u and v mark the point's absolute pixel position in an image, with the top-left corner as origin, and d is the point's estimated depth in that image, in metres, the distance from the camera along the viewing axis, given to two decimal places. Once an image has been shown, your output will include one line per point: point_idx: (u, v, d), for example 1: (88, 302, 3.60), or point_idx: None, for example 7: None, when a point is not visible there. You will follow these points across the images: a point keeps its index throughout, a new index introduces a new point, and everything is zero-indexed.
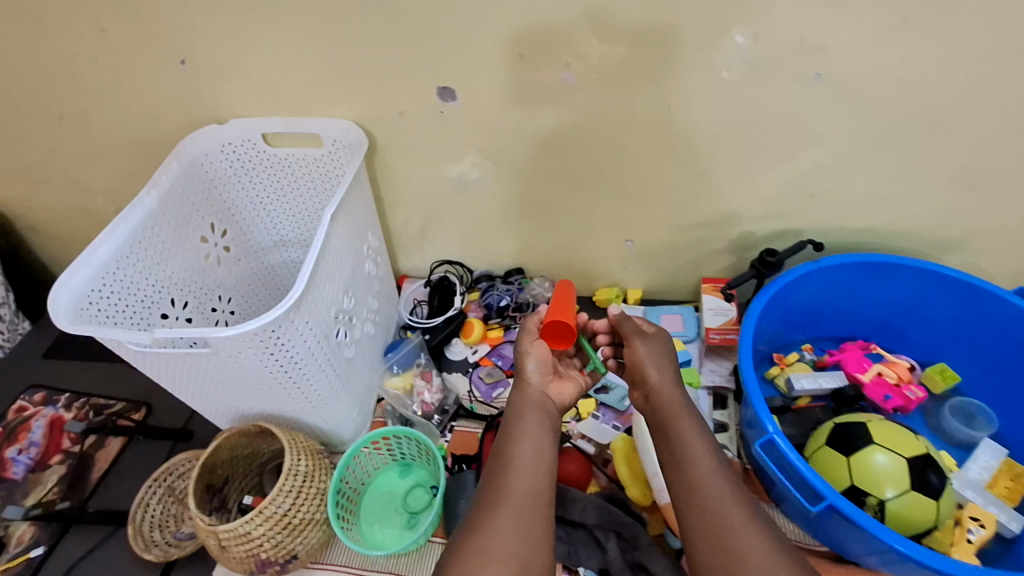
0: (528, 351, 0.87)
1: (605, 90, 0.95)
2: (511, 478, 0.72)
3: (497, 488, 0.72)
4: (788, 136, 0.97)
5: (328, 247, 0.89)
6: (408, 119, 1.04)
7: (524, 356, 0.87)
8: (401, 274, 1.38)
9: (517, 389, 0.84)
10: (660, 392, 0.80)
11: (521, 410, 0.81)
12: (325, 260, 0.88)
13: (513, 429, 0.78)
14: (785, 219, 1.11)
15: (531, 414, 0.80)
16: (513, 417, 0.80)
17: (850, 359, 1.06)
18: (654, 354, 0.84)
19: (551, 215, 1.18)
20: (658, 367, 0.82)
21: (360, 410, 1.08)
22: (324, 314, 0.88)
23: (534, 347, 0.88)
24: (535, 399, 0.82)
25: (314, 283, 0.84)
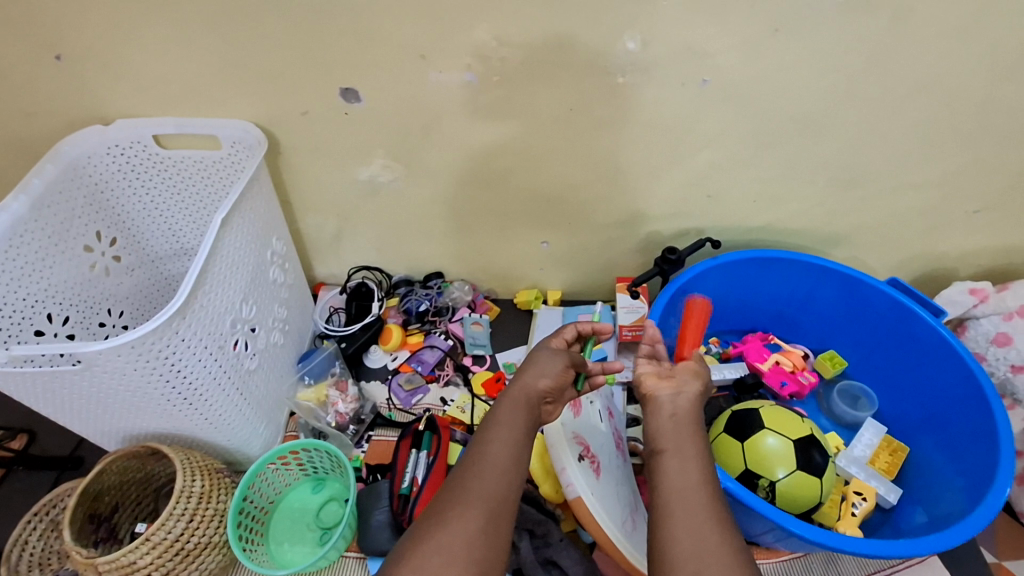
0: (548, 361, 0.78)
1: (510, 91, 0.96)
2: (475, 477, 0.65)
3: (455, 488, 0.65)
4: (684, 138, 1.02)
5: (222, 254, 0.84)
6: (312, 120, 1.01)
7: (537, 364, 0.78)
8: (318, 281, 1.33)
9: (515, 387, 0.75)
10: (677, 394, 0.71)
11: (508, 408, 0.72)
12: (219, 268, 0.83)
13: (492, 429, 0.70)
14: (687, 218, 1.16)
15: (520, 419, 0.71)
16: (495, 415, 0.72)
17: (750, 350, 1.13)
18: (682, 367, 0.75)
19: (467, 217, 1.18)
20: (682, 376, 0.73)
21: (269, 424, 1.04)
22: (220, 325, 0.84)
23: (551, 359, 0.78)
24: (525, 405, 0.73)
25: (205, 292, 0.80)
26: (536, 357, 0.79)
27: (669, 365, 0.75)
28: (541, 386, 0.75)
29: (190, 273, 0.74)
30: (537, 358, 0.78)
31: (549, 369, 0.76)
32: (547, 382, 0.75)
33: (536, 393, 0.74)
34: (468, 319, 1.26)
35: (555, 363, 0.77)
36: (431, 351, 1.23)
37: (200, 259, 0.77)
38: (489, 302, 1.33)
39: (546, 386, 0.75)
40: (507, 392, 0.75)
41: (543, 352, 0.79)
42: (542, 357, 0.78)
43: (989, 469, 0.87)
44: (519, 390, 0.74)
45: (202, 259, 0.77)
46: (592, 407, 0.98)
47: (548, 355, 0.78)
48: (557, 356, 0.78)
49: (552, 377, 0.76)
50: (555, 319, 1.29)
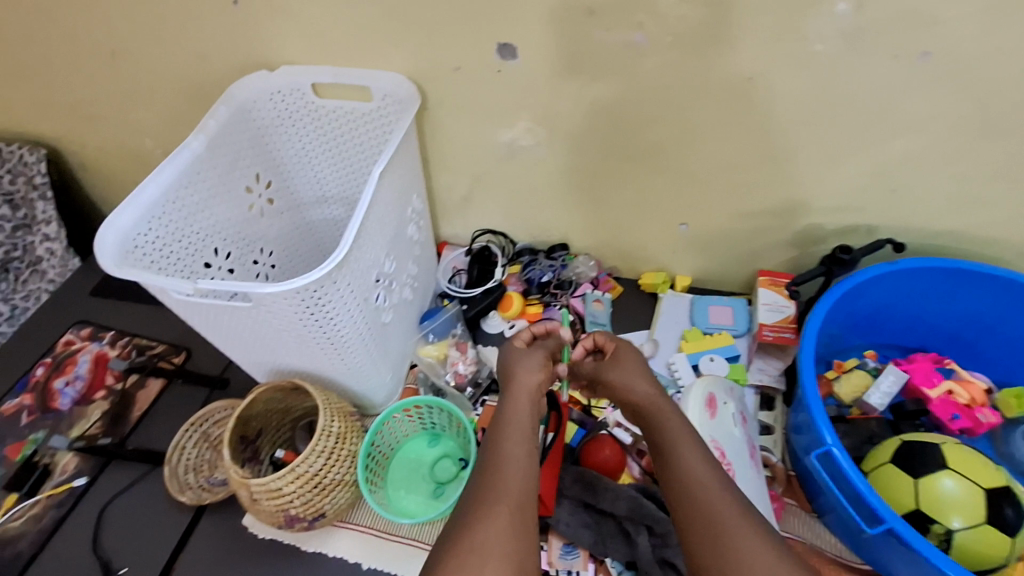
0: (535, 362, 0.85)
1: (681, 54, 0.87)
2: (501, 471, 0.72)
3: (490, 478, 0.71)
4: (879, 120, 0.88)
5: (373, 208, 0.85)
6: (463, 77, 0.98)
7: (523, 363, 0.85)
8: (442, 240, 1.34)
9: (514, 385, 0.82)
10: (651, 403, 0.81)
11: (515, 405, 0.80)
12: (370, 221, 0.85)
13: (504, 430, 0.77)
14: (859, 213, 1.02)
15: (527, 413, 0.79)
16: (505, 407, 0.80)
17: (918, 372, 1.01)
18: (635, 369, 0.85)
19: (604, 189, 1.12)
20: (641, 382, 0.83)
21: (394, 376, 1.07)
22: (365, 277, 0.86)
23: (539, 358, 0.86)
24: (526, 399, 0.81)
25: (357, 246, 0.81)
26: (520, 359, 0.86)
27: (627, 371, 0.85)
28: (537, 380, 0.83)
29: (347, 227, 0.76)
30: (524, 359, 0.86)
31: (535, 366, 0.85)
32: (540, 376, 0.83)
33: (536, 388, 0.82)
34: (589, 295, 1.23)
35: (535, 358, 0.86)
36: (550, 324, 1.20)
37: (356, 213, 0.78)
38: (612, 280, 1.27)
39: (541, 379, 0.83)
40: (511, 389, 0.82)
41: (531, 353, 0.86)
42: (529, 359, 0.85)
43: None
44: (518, 387, 0.82)
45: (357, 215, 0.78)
46: (728, 410, 0.94)
47: (537, 356, 0.86)
48: (535, 353, 0.86)
49: (542, 373, 0.84)
50: (682, 307, 1.22)
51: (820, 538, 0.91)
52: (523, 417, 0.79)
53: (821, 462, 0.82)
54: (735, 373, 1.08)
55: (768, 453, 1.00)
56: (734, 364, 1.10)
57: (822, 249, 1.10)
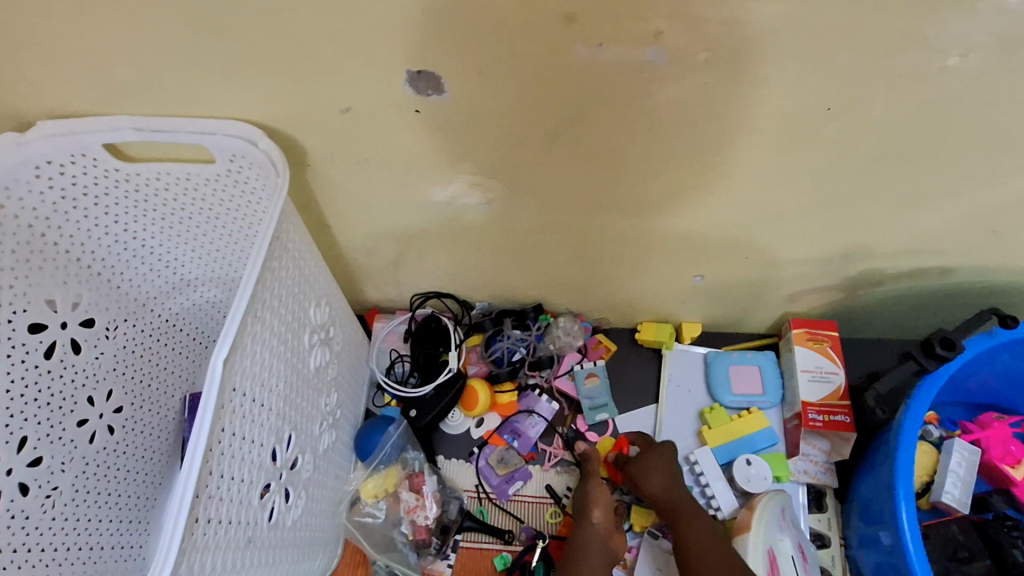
0: (593, 495, 0.80)
1: (721, 79, 0.52)
2: None
3: None
4: (1006, 153, 0.59)
5: (235, 405, 0.50)
6: (358, 121, 0.60)
7: (584, 497, 0.81)
8: (371, 308, 0.98)
9: (579, 523, 0.78)
10: (669, 498, 0.79)
11: (585, 543, 0.76)
12: (233, 430, 0.50)
13: (578, 559, 0.74)
14: (935, 256, 0.75)
15: (596, 559, 0.74)
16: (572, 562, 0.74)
17: (995, 443, 0.81)
18: (660, 466, 0.81)
19: (587, 245, 0.79)
20: (661, 473, 0.80)
21: (325, 547, 0.77)
22: (248, 500, 0.53)
23: (600, 490, 0.81)
24: (597, 537, 0.76)
25: (220, 480, 0.48)
26: (586, 488, 0.81)
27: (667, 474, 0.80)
28: (598, 517, 0.78)
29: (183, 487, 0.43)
30: (590, 490, 0.81)
31: (591, 502, 0.79)
32: (600, 511, 0.79)
33: (598, 524, 0.78)
34: (578, 370, 0.93)
35: (604, 493, 0.80)
36: (531, 417, 0.91)
37: (199, 448, 0.45)
38: (603, 339, 0.97)
39: (602, 516, 0.78)
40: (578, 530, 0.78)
41: (590, 482, 0.82)
42: (591, 490, 0.81)
43: None
44: (586, 531, 0.77)
45: (201, 448, 0.45)
46: (784, 551, 0.72)
47: (595, 485, 0.81)
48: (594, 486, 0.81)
49: (601, 507, 0.79)
50: (695, 368, 0.94)
51: None
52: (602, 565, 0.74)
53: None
54: (776, 467, 0.84)
55: None
56: (772, 454, 0.85)
57: (876, 291, 0.84)
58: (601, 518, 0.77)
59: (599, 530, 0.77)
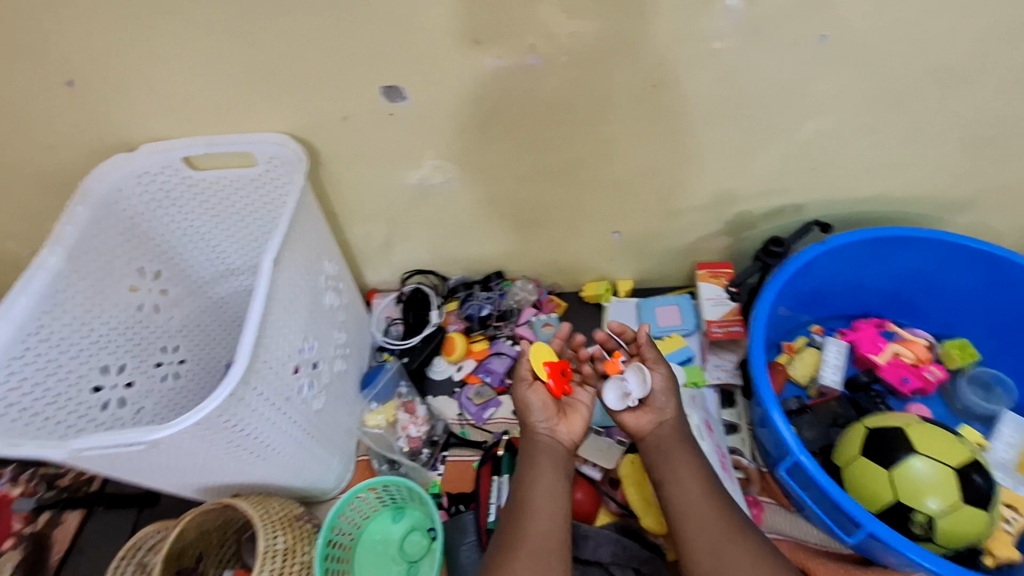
0: (530, 400, 0.84)
1: (581, 71, 0.81)
2: (535, 515, 0.77)
3: (521, 522, 0.76)
4: (791, 105, 0.86)
5: (271, 314, 0.74)
6: (353, 125, 0.89)
7: (521, 410, 0.86)
8: (370, 290, 1.25)
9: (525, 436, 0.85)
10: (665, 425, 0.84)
11: (535, 453, 0.83)
12: (272, 330, 0.74)
13: (533, 469, 0.81)
14: (783, 195, 1.01)
15: (551, 459, 0.82)
16: (533, 465, 0.82)
17: (864, 340, 1.02)
18: (668, 395, 0.85)
19: (527, 213, 1.07)
20: (670, 398, 0.85)
21: (342, 454, 1.00)
22: (281, 378, 0.77)
23: (534, 396, 0.85)
24: (546, 444, 0.83)
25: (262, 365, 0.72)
26: (520, 398, 0.85)
27: (660, 390, 0.85)
28: (539, 420, 0.84)
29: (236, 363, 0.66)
30: (527, 397, 0.85)
31: (535, 407, 0.85)
32: (540, 416, 0.84)
33: (542, 431, 0.84)
34: (536, 321, 1.17)
35: (538, 396, 0.85)
36: (500, 358, 1.14)
37: (246, 348, 0.67)
38: (555, 298, 1.22)
39: (542, 418, 0.84)
40: (526, 442, 0.84)
41: (518, 392, 0.85)
42: (528, 397, 0.84)
43: None
44: (535, 437, 0.84)
45: (244, 355, 0.67)
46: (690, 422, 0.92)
47: (521, 395, 0.85)
48: (531, 393, 0.84)
49: (541, 411, 0.84)
50: (629, 313, 1.19)
51: (800, 530, 0.91)
52: (552, 465, 0.82)
53: (792, 473, 0.81)
54: (694, 376, 1.06)
55: (739, 456, 0.98)
56: (690, 366, 1.07)
57: (756, 232, 1.09)
58: (543, 425, 0.83)
59: (544, 437, 0.84)
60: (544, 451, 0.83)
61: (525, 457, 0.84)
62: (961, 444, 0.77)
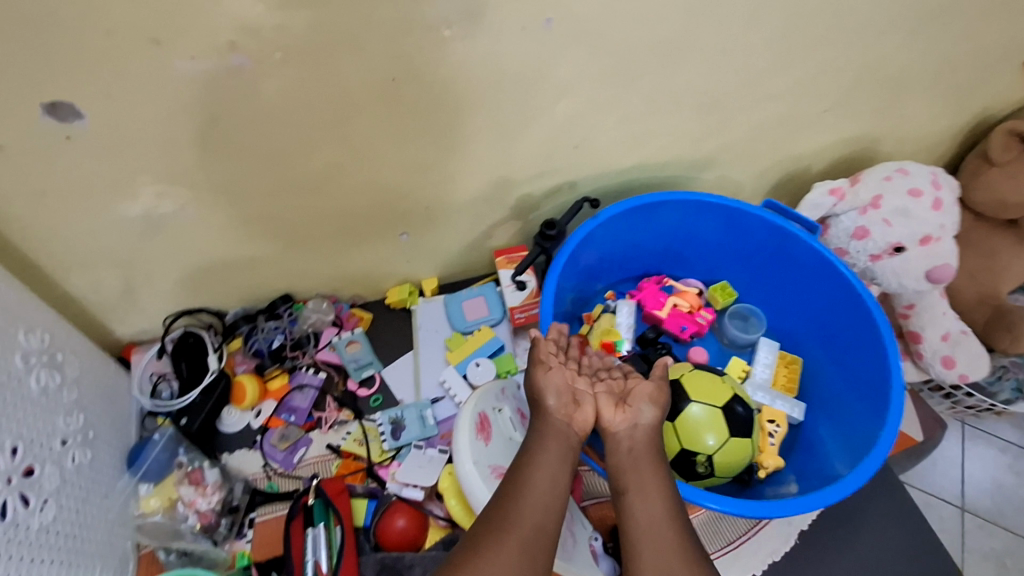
0: (544, 382, 0.79)
1: (304, 69, 0.71)
2: (518, 501, 0.69)
3: (504, 509, 0.68)
4: (538, 87, 0.86)
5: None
6: (17, 157, 0.69)
7: (536, 389, 0.79)
8: (128, 344, 1.03)
9: (537, 417, 0.77)
10: (645, 430, 0.75)
11: (546, 435, 0.74)
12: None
13: (537, 452, 0.73)
14: (556, 174, 1.04)
15: (559, 447, 0.74)
16: (534, 448, 0.74)
17: (647, 297, 1.10)
18: (656, 398, 0.78)
19: (297, 229, 0.95)
20: (657, 405, 0.77)
21: (109, 558, 0.81)
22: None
23: (548, 379, 0.79)
24: (559, 429, 0.75)
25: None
26: (539, 378, 0.79)
27: (647, 394, 0.78)
28: (551, 406, 0.76)
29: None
30: (540, 380, 0.79)
31: (551, 387, 0.78)
32: (557, 399, 0.77)
33: (557, 414, 0.76)
34: (339, 342, 1.07)
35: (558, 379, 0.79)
36: (303, 391, 1.02)
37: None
38: (357, 311, 1.13)
39: (555, 404, 0.76)
40: (537, 423, 0.76)
41: (537, 371, 0.80)
42: (542, 379, 0.79)
43: (880, 370, 0.91)
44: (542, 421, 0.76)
45: None
46: (500, 416, 0.90)
47: (543, 375, 0.80)
48: (554, 373, 0.79)
49: (559, 394, 0.78)
50: (437, 312, 1.14)
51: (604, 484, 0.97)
52: (559, 452, 0.73)
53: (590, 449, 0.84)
54: (505, 365, 1.06)
55: None
56: (500, 356, 1.07)
57: (542, 212, 1.11)
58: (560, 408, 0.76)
59: (560, 421, 0.76)
60: (552, 441, 0.74)
61: (531, 439, 0.75)
62: (723, 382, 0.86)
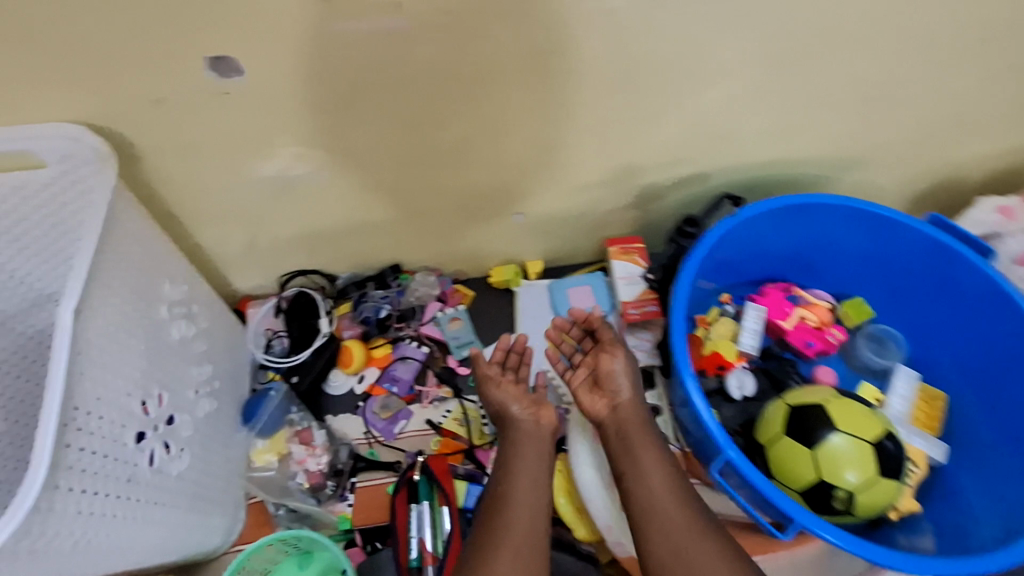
0: (505, 394, 0.88)
1: (460, 36, 0.67)
2: (505, 511, 0.76)
3: (496, 520, 0.75)
4: (696, 69, 0.78)
5: (84, 385, 0.56)
6: (172, 110, 0.68)
7: (500, 400, 0.88)
8: (243, 297, 1.06)
9: (506, 427, 0.85)
10: (625, 412, 0.83)
11: (519, 441, 0.83)
12: (88, 410, 0.56)
13: (514, 456, 0.82)
14: (691, 165, 0.95)
15: (530, 448, 0.82)
16: (512, 459, 0.81)
17: (772, 305, 1.02)
18: (619, 373, 0.84)
19: (417, 201, 0.92)
20: (629, 383, 0.84)
21: (224, 506, 0.84)
22: (119, 460, 0.60)
23: (506, 391, 0.88)
24: (530, 430, 0.84)
25: (83, 460, 0.54)
26: (494, 393, 0.88)
27: (616, 370, 0.85)
28: (517, 412, 0.86)
29: (32, 486, 0.47)
30: (495, 397, 0.88)
31: (512, 398, 0.87)
32: (518, 406, 0.86)
33: (522, 419, 0.85)
34: (442, 317, 1.05)
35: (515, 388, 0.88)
36: (406, 363, 1.02)
37: (46, 457, 0.49)
38: (461, 287, 1.10)
39: (519, 408, 0.86)
40: (507, 434, 0.85)
41: (490, 389, 0.89)
42: (500, 395, 0.88)
43: None
44: (511, 426, 0.85)
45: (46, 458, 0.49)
46: None
47: (495, 389, 0.88)
48: (510, 385, 0.89)
49: (519, 401, 0.86)
50: (541, 298, 1.11)
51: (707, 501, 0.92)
52: (535, 453, 0.82)
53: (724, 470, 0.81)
54: None
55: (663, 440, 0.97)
56: None
57: (665, 203, 1.04)
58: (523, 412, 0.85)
59: (528, 424, 0.85)
60: (526, 445, 0.83)
61: (507, 446, 0.84)
62: (874, 416, 0.79)
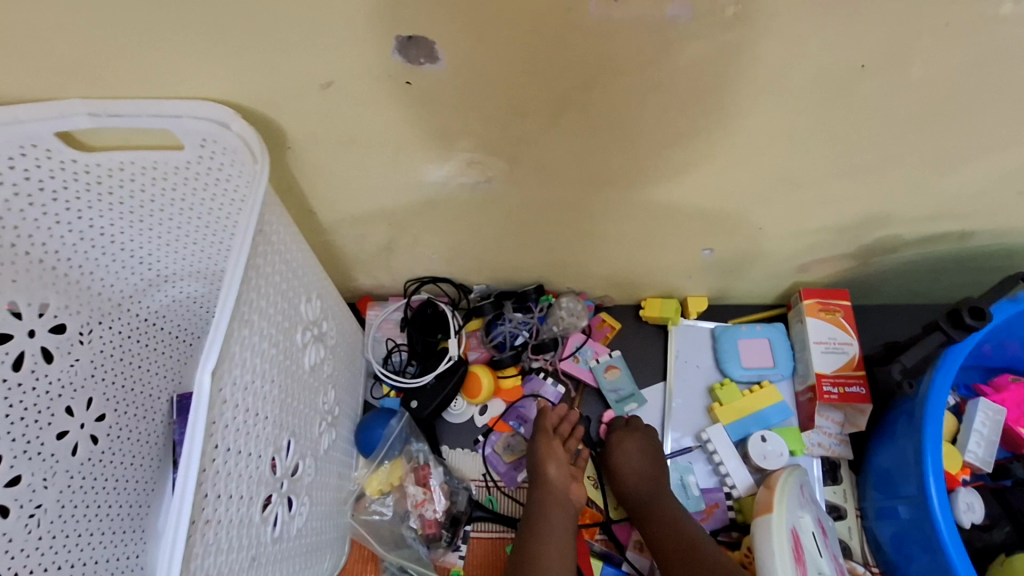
0: (548, 451, 0.79)
1: (748, 39, 0.47)
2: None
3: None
4: None
5: (218, 466, 0.44)
6: (342, 97, 0.54)
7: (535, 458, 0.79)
8: (362, 296, 0.94)
9: (536, 486, 0.77)
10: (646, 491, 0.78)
11: (545, 505, 0.75)
12: (219, 494, 0.45)
13: (540, 523, 0.74)
14: (958, 220, 0.72)
15: (559, 513, 0.74)
16: (537, 520, 0.74)
17: (1012, 406, 0.79)
18: (644, 450, 0.80)
19: (591, 224, 0.75)
20: (645, 460, 0.80)
21: (332, 545, 0.75)
22: (248, 541, 0.49)
23: (549, 448, 0.79)
24: (558, 497, 0.76)
25: (209, 560, 0.44)
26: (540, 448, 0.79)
27: (630, 451, 0.80)
28: (553, 475, 0.77)
29: None
30: (539, 449, 0.79)
31: (549, 457, 0.78)
32: (556, 467, 0.77)
33: (556, 483, 0.77)
34: (583, 352, 0.91)
35: (552, 448, 0.79)
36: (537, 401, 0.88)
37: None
38: (608, 318, 0.94)
39: (556, 471, 0.77)
40: (537, 492, 0.77)
41: (538, 442, 0.80)
42: (541, 449, 0.79)
43: None
44: (543, 490, 0.76)
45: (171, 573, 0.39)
46: (807, 529, 0.69)
47: (544, 443, 0.80)
48: (554, 443, 0.79)
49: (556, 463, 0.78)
50: (702, 344, 0.92)
51: None
52: (561, 520, 0.74)
53: None
54: (791, 442, 0.82)
55: (849, 557, 0.78)
56: (785, 428, 0.84)
57: (890, 257, 0.81)
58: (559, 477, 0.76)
59: (558, 490, 0.77)
60: (554, 512, 0.75)
61: (530, 510, 0.76)
62: None
